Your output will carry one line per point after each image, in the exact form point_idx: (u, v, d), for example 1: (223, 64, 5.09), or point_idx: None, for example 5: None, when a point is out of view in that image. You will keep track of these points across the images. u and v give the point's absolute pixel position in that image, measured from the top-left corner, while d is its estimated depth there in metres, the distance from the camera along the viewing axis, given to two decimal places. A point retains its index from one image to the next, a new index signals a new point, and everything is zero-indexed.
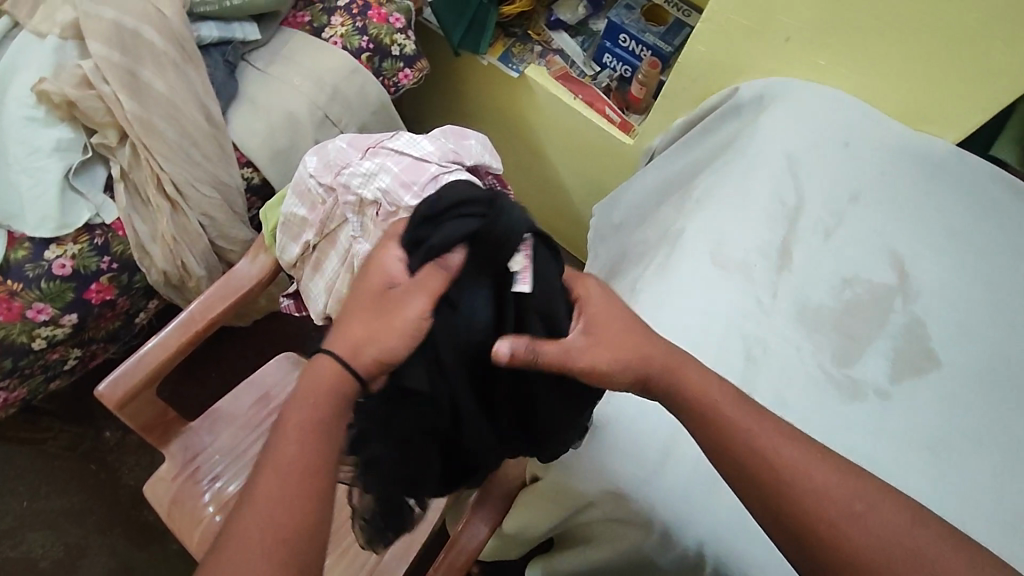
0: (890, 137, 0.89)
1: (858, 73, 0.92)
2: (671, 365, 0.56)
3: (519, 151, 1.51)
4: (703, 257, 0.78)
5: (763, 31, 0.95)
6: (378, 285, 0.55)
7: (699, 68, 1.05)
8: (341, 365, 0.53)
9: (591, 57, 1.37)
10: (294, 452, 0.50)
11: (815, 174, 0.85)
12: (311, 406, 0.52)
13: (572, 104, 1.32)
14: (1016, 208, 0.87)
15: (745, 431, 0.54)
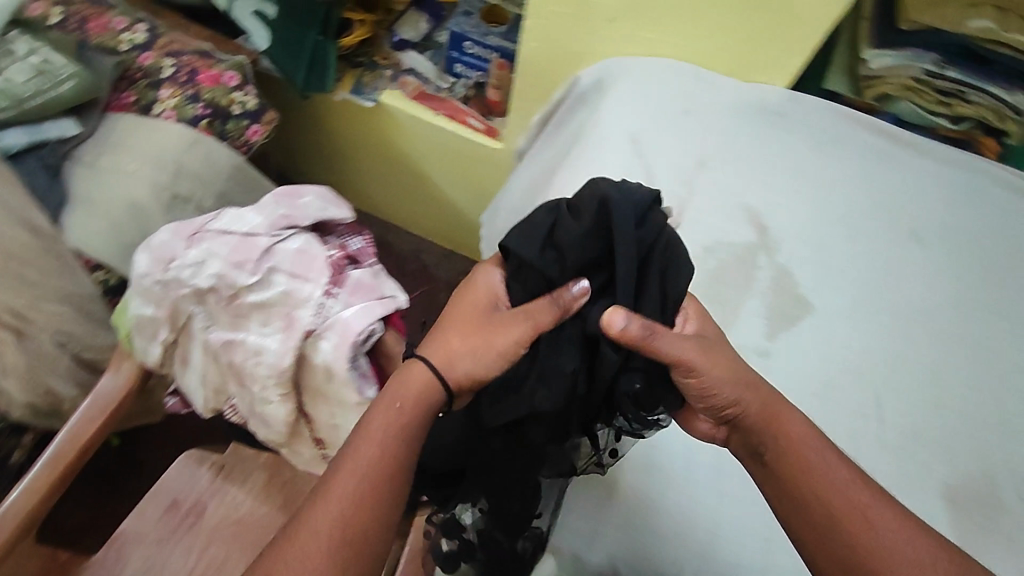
0: (723, 95, 0.90)
1: (682, 39, 0.93)
2: (774, 412, 0.58)
3: (398, 177, 1.46)
4: None
5: (585, 18, 0.96)
6: (488, 297, 0.62)
7: (540, 64, 1.05)
8: (432, 374, 0.60)
9: (443, 70, 1.35)
10: (372, 450, 0.57)
11: (660, 148, 0.85)
12: (395, 414, 0.58)
13: (432, 123, 1.30)
14: (857, 137, 0.90)
15: (820, 478, 0.56)
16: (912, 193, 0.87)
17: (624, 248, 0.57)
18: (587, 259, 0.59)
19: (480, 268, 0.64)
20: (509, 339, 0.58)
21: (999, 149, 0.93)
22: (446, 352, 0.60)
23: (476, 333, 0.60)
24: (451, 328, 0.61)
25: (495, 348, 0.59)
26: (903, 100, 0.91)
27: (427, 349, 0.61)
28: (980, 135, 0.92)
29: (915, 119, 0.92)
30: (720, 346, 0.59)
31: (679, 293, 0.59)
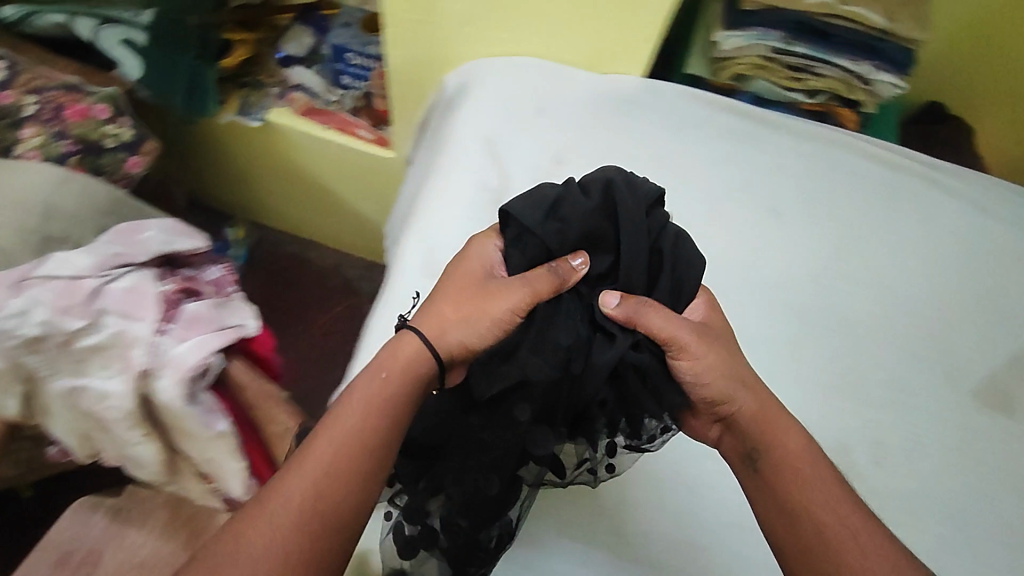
0: (577, 89, 0.90)
1: (534, 36, 0.92)
2: (768, 413, 0.59)
3: (302, 192, 1.45)
4: (414, 271, 0.77)
5: (440, 21, 0.94)
6: (481, 267, 0.64)
7: (407, 69, 1.03)
8: (421, 343, 0.60)
9: (329, 83, 1.32)
10: (351, 422, 0.56)
11: (514, 148, 0.85)
12: (378, 384, 0.58)
13: (322, 137, 1.28)
14: (721, 119, 0.89)
15: (813, 494, 0.56)
16: (769, 171, 0.87)
17: (633, 228, 0.61)
18: (589, 232, 0.62)
19: (475, 237, 0.66)
20: (506, 305, 0.60)
21: (857, 117, 0.95)
22: (439, 323, 0.61)
23: (471, 301, 0.61)
24: (447, 294, 0.62)
25: (493, 315, 0.60)
26: (758, 79, 0.92)
27: (422, 319, 0.62)
28: (836, 106, 0.93)
29: (772, 95, 0.93)
30: (716, 340, 0.61)
31: (683, 283, 0.63)
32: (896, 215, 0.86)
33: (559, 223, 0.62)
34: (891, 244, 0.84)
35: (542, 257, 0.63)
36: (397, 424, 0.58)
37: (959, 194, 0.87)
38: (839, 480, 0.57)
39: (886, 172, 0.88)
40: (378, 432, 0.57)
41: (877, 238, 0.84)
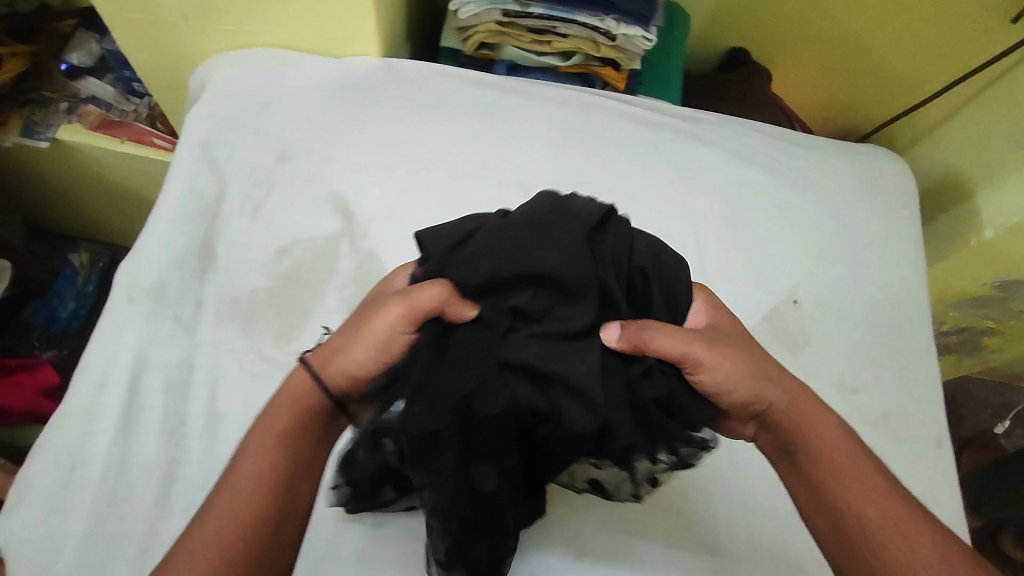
0: (308, 79, 0.83)
1: (261, 25, 0.83)
2: (800, 404, 0.54)
3: (127, 209, 1.34)
4: (116, 299, 0.71)
5: (157, 18, 0.81)
6: (380, 293, 0.57)
7: (154, 74, 0.91)
8: (312, 374, 0.53)
9: (122, 90, 1.18)
10: (254, 461, 0.50)
11: (233, 149, 0.79)
12: (285, 415, 0.52)
13: (120, 153, 1.15)
14: (463, 94, 0.85)
15: (854, 490, 0.51)
16: (517, 143, 0.83)
17: (556, 251, 0.49)
18: (497, 264, 0.50)
19: (396, 268, 0.60)
20: (384, 322, 0.50)
21: (621, 76, 0.90)
22: (322, 357, 0.53)
23: (356, 331, 0.52)
24: (343, 325, 0.55)
25: (376, 334, 0.50)
26: (506, 48, 0.87)
27: (322, 348, 0.54)
28: (597, 66, 0.88)
29: (523, 61, 0.89)
30: (734, 341, 0.54)
31: (676, 303, 0.55)
32: (653, 173, 0.83)
33: (465, 259, 0.52)
34: (647, 205, 0.81)
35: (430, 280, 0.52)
36: (308, 456, 0.52)
37: (715, 143, 0.86)
38: (878, 467, 0.52)
39: (644, 129, 0.85)
40: (286, 469, 0.50)
41: (633, 201, 0.81)
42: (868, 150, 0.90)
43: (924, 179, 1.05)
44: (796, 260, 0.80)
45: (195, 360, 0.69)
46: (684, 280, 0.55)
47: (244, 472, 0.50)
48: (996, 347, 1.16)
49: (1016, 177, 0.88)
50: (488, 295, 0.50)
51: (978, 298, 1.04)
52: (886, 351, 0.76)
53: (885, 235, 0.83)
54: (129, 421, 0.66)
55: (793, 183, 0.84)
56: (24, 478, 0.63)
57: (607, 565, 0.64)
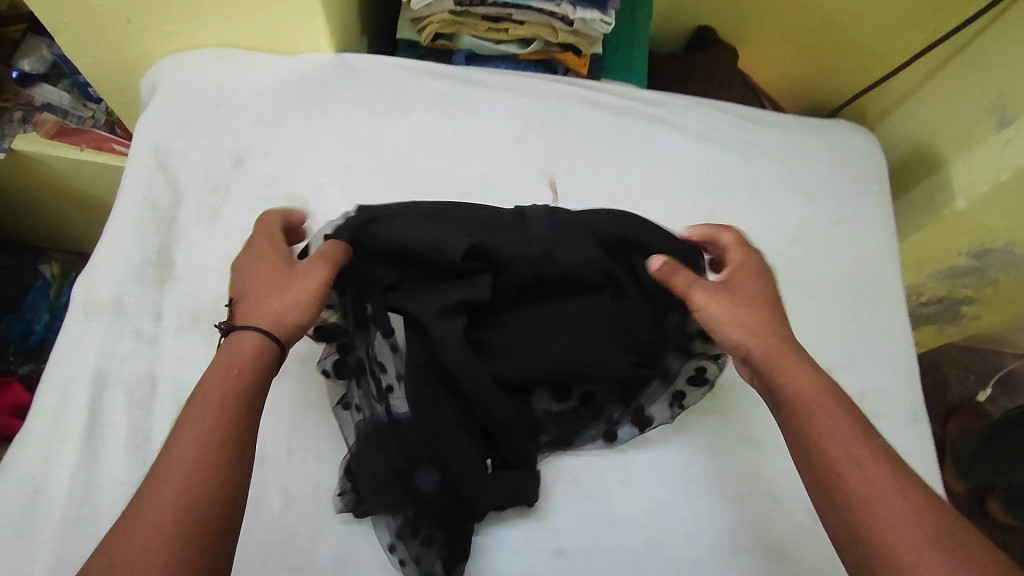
0: (261, 78, 0.81)
1: (208, 25, 0.80)
2: (780, 352, 0.59)
3: (92, 216, 1.26)
4: (72, 315, 0.68)
5: (100, 22, 0.78)
6: (275, 260, 0.61)
7: (103, 79, 0.88)
8: (263, 335, 0.55)
9: (77, 96, 1.10)
10: (193, 439, 0.48)
11: (188, 154, 0.77)
12: (217, 394, 0.50)
13: (80, 161, 1.07)
14: (422, 86, 0.83)
15: (828, 429, 0.53)
16: (481, 134, 0.81)
17: (472, 228, 0.62)
18: (429, 240, 0.62)
19: (260, 228, 0.65)
20: (314, 276, 0.58)
21: (584, 61, 0.88)
22: (262, 315, 0.56)
23: (281, 288, 0.58)
24: (252, 293, 0.58)
25: (308, 291, 0.58)
26: (464, 36, 0.85)
27: (245, 314, 0.57)
28: (558, 53, 0.87)
29: (482, 50, 0.87)
30: (744, 289, 0.63)
31: (682, 248, 0.69)
32: (619, 160, 0.81)
33: (388, 241, 0.63)
34: (613, 193, 0.80)
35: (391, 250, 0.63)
36: (248, 427, 0.50)
37: (681, 125, 0.84)
38: (848, 407, 0.54)
39: (607, 116, 0.84)
40: (224, 446, 0.48)
41: (600, 190, 0.80)
42: (836, 126, 0.89)
43: (893, 153, 1.04)
44: (767, 241, 0.79)
45: (159, 373, 0.67)
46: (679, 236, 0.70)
47: (183, 459, 0.47)
48: (973, 316, 1.17)
49: (982, 149, 0.87)
50: (413, 265, 0.64)
51: (953, 267, 1.04)
52: (859, 330, 0.76)
53: (854, 213, 0.82)
54: (92, 440, 0.63)
55: (761, 163, 0.83)
56: None
57: (589, 558, 0.62)
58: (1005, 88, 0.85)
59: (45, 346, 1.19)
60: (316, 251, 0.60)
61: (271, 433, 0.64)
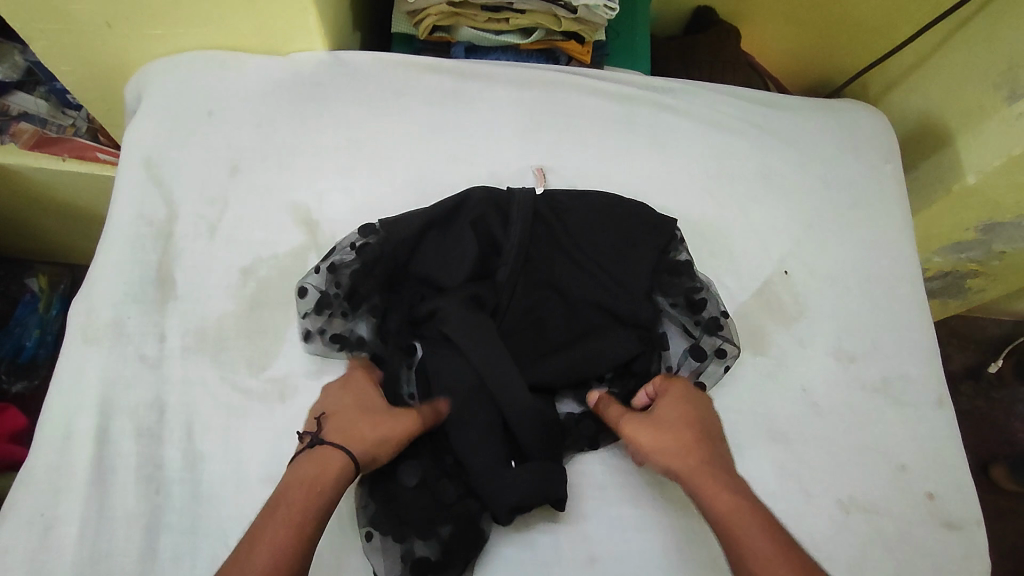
0: (253, 81, 0.77)
1: (194, 26, 0.76)
2: (703, 478, 0.55)
3: (75, 228, 1.19)
4: (71, 339, 0.65)
5: (78, 27, 0.74)
6: (377, 388, 0.60)
7: (85, 86, 0.84)
8: (348, 455, 0.54)
9: (56, 103, 1.04)
10: (269, 550, 0.47)
11: (182, 165, 0.74)
12: (301, 501, 0.51)
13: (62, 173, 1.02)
14: (421, 82, 0.80)
15: (758, 554, 0.50)
16: (484, 131, 0.78)
17: (476, 224, 0.69)
18: (439, 238, 0.69)
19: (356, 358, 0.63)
20: (415, 416, 0.58)
21: (587, 48, 0.85)
22: (354, 438, 0.55)
23: (378, 419, 0.57)
24: (344, 414, 0.57)
25: (404, 429, 0.57)
26: (463, 28, 0.82)
27: (333, 433, 0.55)
28: (560, 41, 0.84)
29: (482, 41, 0.84)
30: (667, 414, 0.59)
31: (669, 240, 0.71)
32: (628, 151, 0.79)
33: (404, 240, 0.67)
34: (624, 186, 0.77)
35: (409, 248, 0.68)
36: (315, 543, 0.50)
37: (689, 112, 0.82)
38: (769, 527, 0.51)
39: (614, 105, 0.81)
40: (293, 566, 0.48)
41: (610, 183, 0.77)
42: (845, 106, 0.87)
43: (898, 129, 1.02)
44: (782, 229, 0.77)
45: (167, 398, 0.64)
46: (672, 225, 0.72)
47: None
48: (979, 289, 1.16)
49: (993, 123, 0.85)
50: (428, 263, 0.68)
51: (960, 244, 1.03)
52: (880, 314, 0.74)
53: (868, 195, 0.80)
54: (102, 471, 0.60)
55: (773, 148, 0.81)
56: None
57: (622, 565, 0.61)
58: (1014, 60, 0.83)
59: (36, 363, 1.15)
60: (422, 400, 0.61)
61: None
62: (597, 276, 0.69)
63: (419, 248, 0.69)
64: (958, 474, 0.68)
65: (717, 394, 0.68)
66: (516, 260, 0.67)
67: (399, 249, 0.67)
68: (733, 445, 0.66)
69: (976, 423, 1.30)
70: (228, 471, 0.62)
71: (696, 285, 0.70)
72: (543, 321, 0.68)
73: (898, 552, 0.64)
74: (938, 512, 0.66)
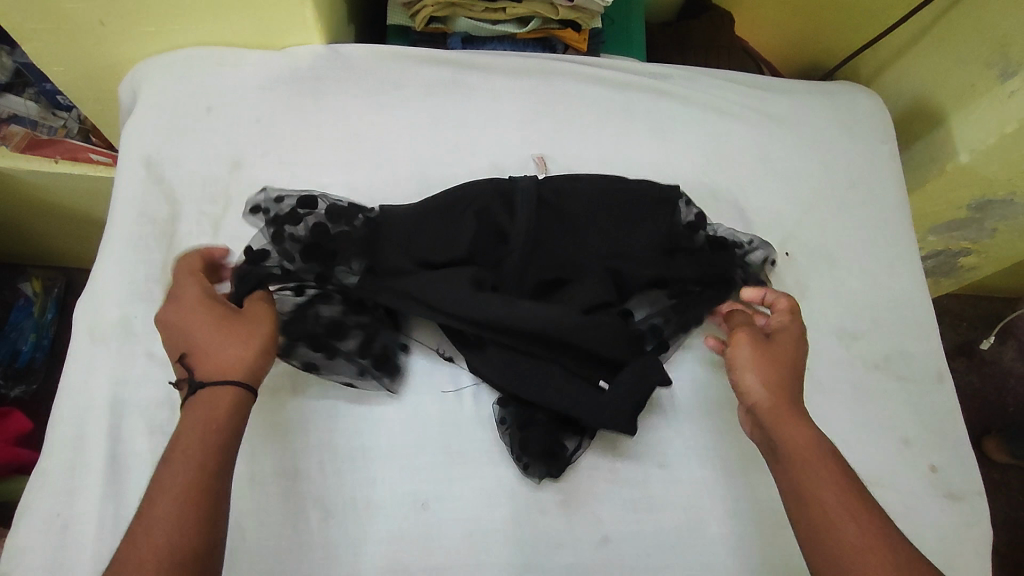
0: (250, 77, 0.77)
1: (188, 23, 0.76)
2: (790, 411, 0.57)
3: (68, 234, 1.16)
4: (79, 340, 0.65)
5: (71, 26, 0.73)
6: (213, 309, 0.58)
7: (79, 86, 0.84)
8: (231, 384, 0.54)
9: (46, 104, 1.03)
10: (171, 494, 0.48)
11: (182, 163, 0.73)
12: (195, 442, 0.51)
13: (56, 176, 1.00)
14: (419, 73, 0.80)
15: (817, 484, 0.52)
16: (484, 121, 0.79)
17: (470, 205, 0.69)
18: (426, 220, 0.69)
19: (175, 285, 0.61)
20: (263, 325, 0.59)
21: (584, 36, 0.86)
22: (219, 364, 0.54)
23: (228, 334, 0.56)
24: (198, 345, 0.56)
25: (259, 335, 0.58)
26: (460, 19, 0.83)
27: (199, 369, 0.54)
28: (557, 30, 0.84)
29: (479, 32, 0.84)
30: (782, 346, 0.62)
31: (674, 203, 0.72)
32: (627, 137, 0.79)
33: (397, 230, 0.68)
34: (625, 172, 0.78)
35: (371, 238, 0.68)
36: (224, 473, 0.51)
37: (688, 97, 0.82)
38: (842, 469, 0.53)
39: (612, 93, 0.81)
40: (207, 500, 0.48)
41: (611, 170, 0.78)
42: (841, 88, 0.88)
43: (891, 109, 1.03)
44: (781, 211, 0.78)
45: (177, 395, 0.64)
46: (673, 188, 0.73)
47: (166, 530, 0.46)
48: (971, 266, 1.17)
49: (986, 102, 0.87)
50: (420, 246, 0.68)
51: (954, 222, 1.04)
52: (880, 293, 0.75)
53: (865, 175, 0.81)
54: (116, 470, 0.61)
55: (770, 131, 0.82)
56: (9, 550, 0.58)
57: (635, 545, 0.62)
58: (1006, 39, 0.84)
59: (35, 367, 1.15)
60: (255, 306, 0.60)
61: (302, 448, 0.62)
62: (601, 234, 0.70)
63: (411, 232, 0.68)
64: (959, 447, 0.70)
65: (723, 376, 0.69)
66: (524, 234, 0.68)
67: (345, 248, 0.67)
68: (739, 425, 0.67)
69: (971, 399, 1.32)
70: None
71: (707, 229, 0.73)
72: (564, 281, 0.69)
73: (902, 524, 0.65)
74: (940, 483, 0.68)
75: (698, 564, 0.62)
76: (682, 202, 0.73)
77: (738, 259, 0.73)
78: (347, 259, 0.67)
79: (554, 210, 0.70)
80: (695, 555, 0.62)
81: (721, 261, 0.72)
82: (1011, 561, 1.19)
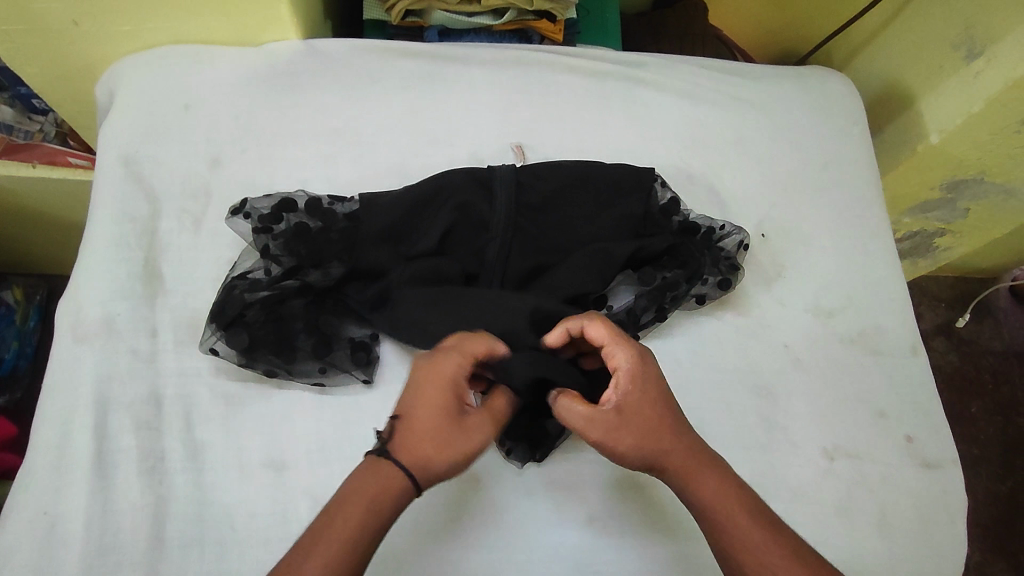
0: (228, 74, 0.77)
1: (163, 22, 0.75)
2: (685, 466, 0.53)
3: (46, 239, 1.14)
4: (61, 339, 0.65)
5: (44, 27, 0.73)
6: (454, 394, 0.52)
7: (54, 88, 0.83)
8: (411, 480, 0.50)
9: (21, 109, 1.02)
10: (329, 556, 0.46)
11: (162, 161, 0.73)
12: (360, 518, 0.48)
13: (36, 180, 0.96)
14: (397, 67, 0.80)
15: (742, 536, 0.50)
16: (463, 113, 0.79)
17: (451, 192, 0.70)
18: (407, 209, 0.69)
19: (448, 345, 0.55)
20: (483, 440, 0.53)
21: (558, 27, 0.87)
22: (423, 463, 0.50)
23: (450, 440, 0.51)
24: (418, 422, 0.51)
25: (467, 451, 0.52)
26: (436, 12, 0.84)
27: (404, 452, 0.50)
28: (533, 21, 0.85)
29: (455, 25, 0.85)
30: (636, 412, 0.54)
31: (650, 185, 0.73)
32: (605, 125, 0.80)
33: (374, 214, 0.69)
34: (603, 159, 0.79)
35: (353, 227, 0.69)
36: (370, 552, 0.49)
37: (664, 85, 0.84)
38: (756, 511, 0.52)
39: (589, 82, 0.82)
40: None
41: (589, 158, 0.79)
42: (813, 73, 0.89)
43: (864, 94, 1.05)
44: (756, 194, 0.79)
45: (163, 391, 0.65)
46: (647, 169, 0.74)
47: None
48: (947, 246, 1.19)
49: (954, 83, 0.89)
50: (401, 235, 0.69)
51: (928, 203, 1.06)
52: (854, 271, 0.77)
53: (838, 157, 0.83)
54: (103, 467, 0.61)
55: (744, 116, 0.83)
56: None
57: (620, 524, 0.63)
58: (972, 22, 0.86)
59: (18, 375, 1.14)
60: (487, 411, 0.55)
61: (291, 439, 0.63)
62: (574, 219, 0.71)
63: (391, 220, 0.68)
64: (935, 419, 0.72)
65: (703, 356, 0.70)
66: (504, 221, 0.69)
67: (323, 248, 0.68)
68: (721, 403, 0.68)
69: (950, 376, 1.35)
70: (230, 460, 0.63)
71: (681, 213, 0.74)
72: (542, 264, 0.70)
73: (879, 494, 0.67)
74: (915, 453, 0.70)
75: (684, 540, 0.63)
76: (657, 184, 0.74)
77: (714, 239, 0.74)
78: (324, 259, 0.68)
79: (529, 196, 0.71)
80: (681, 531, 0.64)
81: (690, 250, 0.73)
82: (992, 535, 1.22)
